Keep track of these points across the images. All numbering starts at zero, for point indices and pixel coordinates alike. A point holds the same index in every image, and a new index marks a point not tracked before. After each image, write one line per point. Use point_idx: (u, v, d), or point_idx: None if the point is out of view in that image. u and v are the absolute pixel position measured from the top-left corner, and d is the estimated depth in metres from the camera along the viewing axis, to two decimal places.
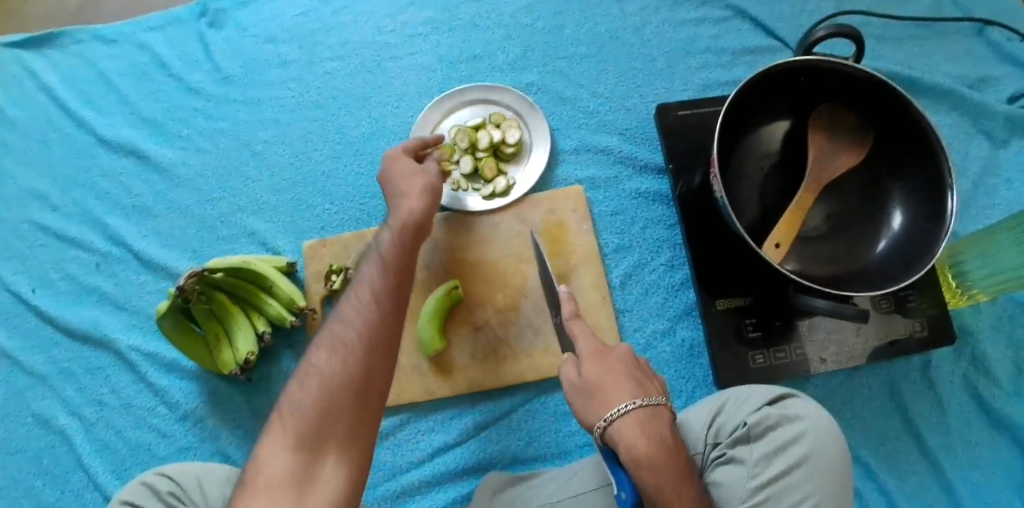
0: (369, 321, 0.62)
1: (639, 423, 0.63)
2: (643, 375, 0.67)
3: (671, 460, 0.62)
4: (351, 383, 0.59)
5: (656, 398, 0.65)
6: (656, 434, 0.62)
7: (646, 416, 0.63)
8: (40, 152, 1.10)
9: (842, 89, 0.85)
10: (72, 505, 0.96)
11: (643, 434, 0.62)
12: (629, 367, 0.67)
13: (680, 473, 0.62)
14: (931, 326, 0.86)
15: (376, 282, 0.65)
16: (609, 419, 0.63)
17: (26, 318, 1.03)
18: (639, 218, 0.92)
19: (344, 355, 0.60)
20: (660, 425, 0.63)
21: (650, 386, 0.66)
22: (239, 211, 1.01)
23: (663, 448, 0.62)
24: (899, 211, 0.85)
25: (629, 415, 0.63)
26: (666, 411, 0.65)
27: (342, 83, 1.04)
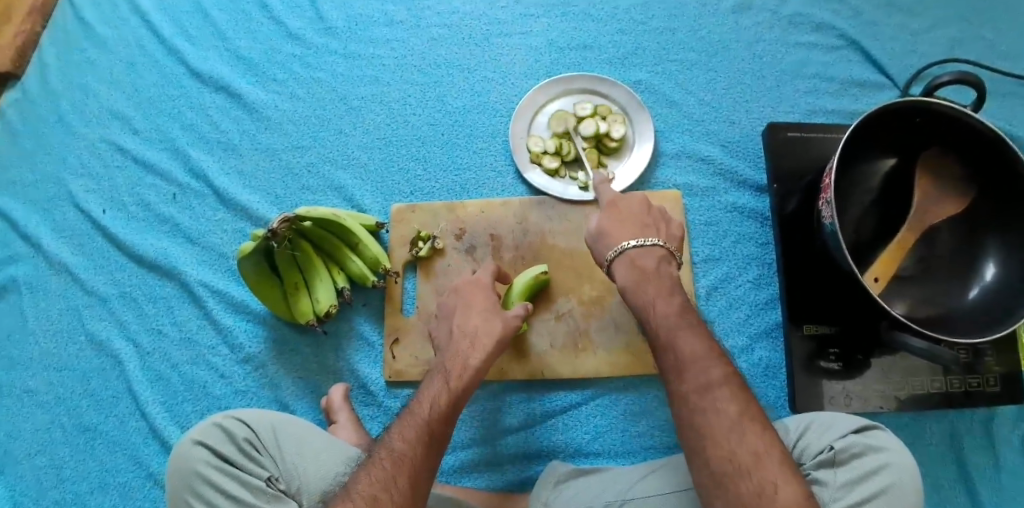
0: (426, 429, 0.65)
1: (631, 260, 0.70)
2: (652, 222, 0.74)
3: (650, 285, 0.68)
4: (397, 490, 0.60)
5: (654, 240, 0.71)
6: (645, 266, 0.70)
7: (639, 253, 0.70)
8: (127, 73, 1.09)
9: (957, 136, 0.84)
10: (118, 431, 0.94)
11: (630, 267, 0.70)
12: (638, 215, 0.74)
13: (666, 292, 0.68)
14: (1004, 382, 0.85)
15: (422, 416, 0.66)
16: (614, 253, 0.71)
17: (93, 237, 1.02)
18: (732, 233, 0.93)
19: (378, 498, 0.59)
20: (651, 258, 0.70)
21: (652, 231, 0.72)
22: (328, 162, 1.00)
23: (646, 276, 0.69)
24: (993, 266, 0.83)
25: (628, 252, 0.71)
26: (666, 253, 0.71)
27: (447, 52, 1.04)
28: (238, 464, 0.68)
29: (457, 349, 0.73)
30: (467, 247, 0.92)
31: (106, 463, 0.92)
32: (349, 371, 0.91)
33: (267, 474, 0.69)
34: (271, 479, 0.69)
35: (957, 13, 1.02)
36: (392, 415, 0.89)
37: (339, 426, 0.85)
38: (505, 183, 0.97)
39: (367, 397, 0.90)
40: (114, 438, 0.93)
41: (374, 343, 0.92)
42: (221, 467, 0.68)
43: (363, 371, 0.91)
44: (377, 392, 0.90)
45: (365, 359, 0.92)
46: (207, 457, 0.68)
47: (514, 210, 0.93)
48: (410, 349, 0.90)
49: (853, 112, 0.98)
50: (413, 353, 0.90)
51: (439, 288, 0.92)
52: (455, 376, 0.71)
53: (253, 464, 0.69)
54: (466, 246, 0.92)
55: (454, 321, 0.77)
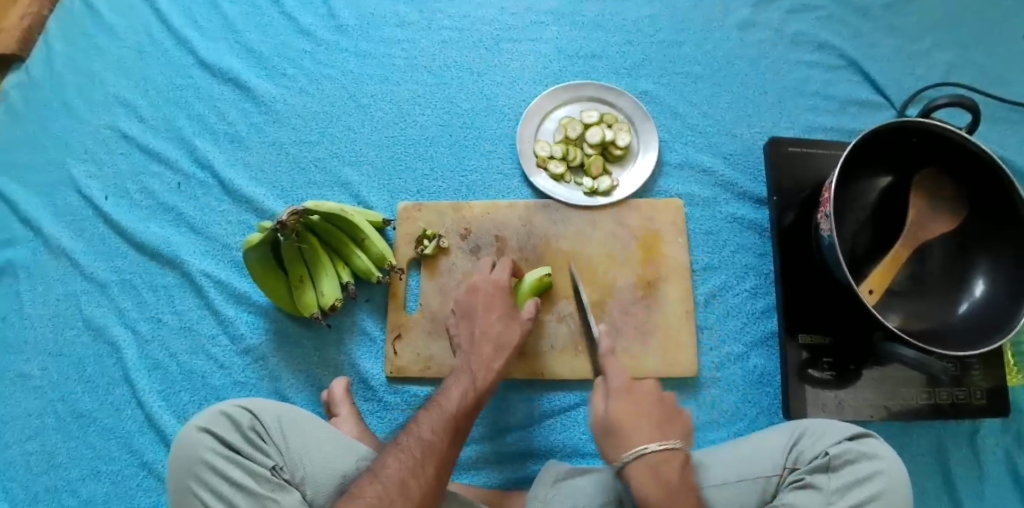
0: (451, 422, 0.71)
1: (652, 467, 0.69)
2: (667, 415, 0.74)
3: (674, 501, 0.68)
4: (422, 476, 0.65)
5: (673, 443, 0.71)
6: (665, 476, 0.69)
7: (658, 460, 0.69)
8: (136, 61, 1.09)
9: (952, 156, 0.87)
10: (112, 418, 0.93)
11: (651, 477, 0.69)
12: (655, 417, 0.73)
13: (689, 504, 0.68)
14: (990, 396, 0.87)
15: (449, 410, 0.72)
16: (630, 457, 0.70)
17: (95, 223, 1.02)
18: (731, 242, 0.95)
19: (407, 482, 0.64)
20: (671, 468, 0.69)
21: (670, 431, 0.72)
22: (335, 158, 1.01)
23: (668, 490, 0.68)
24: (982, 282, 0.86)
25: (646, 457, 0.69)
26: (683, 455, 0.71)
27: (457, 54, 1.05)
28: (244, 452, 0.69)
29: (480, 352, 0.80)
30: (472, 247, 0.94)
31: (99, 451, 0.92)
32: (350, 366, 0.92)
33: (272, 462, 0.69)
34: (275, 468, 0.69)
35: (953, 39, 1.05)
36: (392, 410, 0.90)
37: (340, 419, 0.85)
38: (511, 185, 0.98)
39: (367, 391, 0.91)
40: (108, 425, 0.93)
41: (375, 339, 0.93)
42: (227, 455, 0.69)
43: (363, 366, 0.92)
44: (377, 387, 0.91)
45: (366, 354, 0.92)
46: (213, 445, 0.69)
47: (519, 213, 0.94)
48: (412, 346, 0.91)
49: (851, 130, 1.01)
50: (415, 350, 0.91)
51: (442, 286, 0.93)
52: (479, 377, 0.77)
53: (258, 452, 0.70)
54: (471, 246, 0.94)
55: (475, 324, 0.83)
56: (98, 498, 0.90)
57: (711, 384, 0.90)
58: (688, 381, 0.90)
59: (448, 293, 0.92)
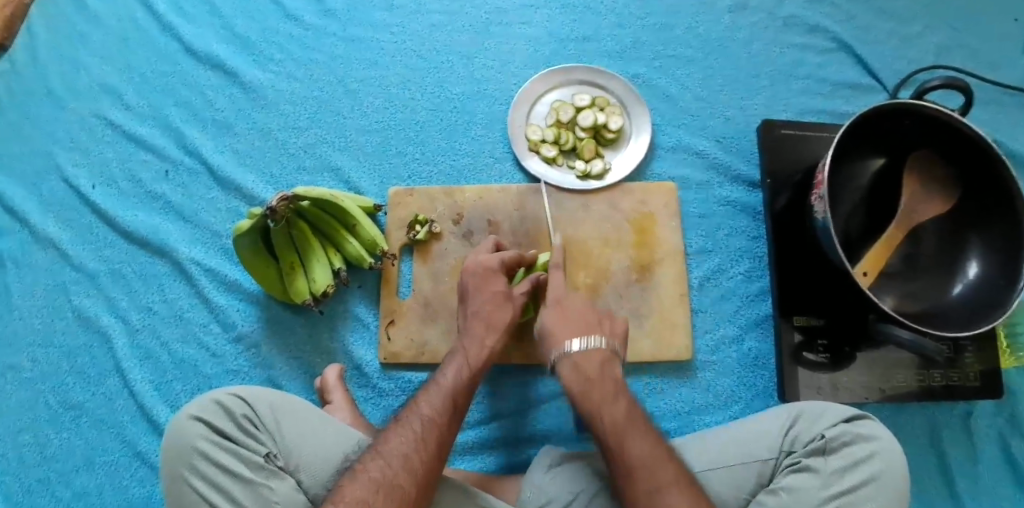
0: (449, 397, 0.72)
1: (575, 364, 0.73)
2: (598, 320, 0.76)
3: (595, 391, 0.70)
4: (424, 448, 0.67)
5: (597, 340, 0.74)
6: (589, 372, 0.72)
7: (581, 358, 0.73)
8: (120, 48, 1.08)
9: (944, 138, 0.86)
10: (103, 408, 0.92)
11: (574, 373, 0.72)
12: (582, 314, 0.76)
13: (610, 394, 0.70)
14: (983, 376, 0.87)
15: (448, 387, 0.73)
16: (558, 357, 0.74)
17: (83, 213, 1.01)
18: (725, 226, 0.95)
19: (410, 457, 0.66)
20: (593, 362, 0.72)
21: (597, 329, 0.75)
22: (326, 144, 1.00)
23: (591, 383, 0.71)
24: (975, 264, 0.86)
25: (570, 355, 0.73)
26: (609, 354, 0.74)
27: (447, 38, 1.04)
28: (237, 439, 0.68)
29: (474, 332, 0.78)
30: (465, 232, 0.93)
31: (91, 441, 0.91)
32: (343, 352, 0.91)
33: (265, 449, 0.69)
34: (269, 455, 0.69)
35: (945, 21, 1.05)
36: (387, 396, 0.89)
37: (333, 407, 0.84)
38: (503, 170, 0.97)
39: (361, 378, 0.90)
40: (100, 416, 0.92)
41: (368, 325, 0.92)
42: (219, 442, 0.68)
43: (357, 353, 0.91)
44: (372, 374, 0.90)
45: (360, 340, 0.92)
46: (205, 433, 0.68)
47: (512, 197, 0.94)
48: (405, 332, 0.91)
49: (844, 113, 1.01)
50: (408, 336, 0.90)
51: (435, 272, 0.92)
52: (472, 353, 0.76)
53: (251, 439, 0.69)
54: (463, 231, 0.93)
55: (468, 305, 0.81)
56: (92, 489, 0.89)
57: (707, 367, 0.89)
58: (683, 364, 0.89)
59: (441, 279, 0.92)
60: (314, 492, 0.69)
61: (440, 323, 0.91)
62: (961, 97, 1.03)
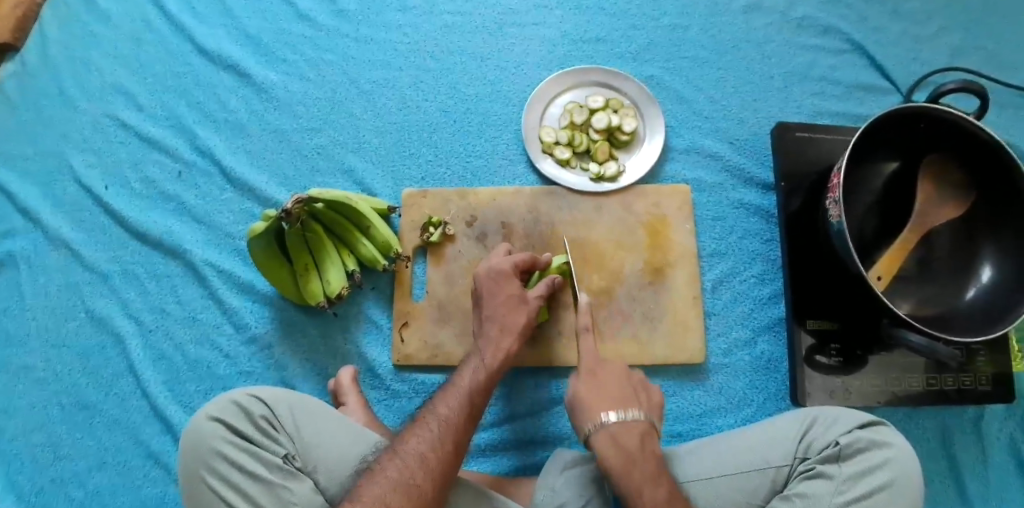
0: (465, 398, 0.72)
1: (612, 436, 0.71)
2: (634, 392, 0.76)
3: (635, 471, 0.68)
4: (441, 447, 0.67)
5: (635, 414, 0.73)
6: (627, 447, 0.70)
7: (619, 430, 0.71)
8: (133, 48, 1.07)
9: (959, 141, 0.86)
10: (117, 409, 0.92)
11: (614, 447, 0.70)
12: (618, 380, 0.76)
13: (649, 480, 0.67)
14: (995, 381, 0.88)
15: (465, 388, 0.73)
16: (593, 430, 0.72)
17: (96, 213, 1.01)
18: (738, 228, 0.95)
19: (427, 456, 0.66)
20: (631, 436, 0.71)
21: (634, 402, 0.74)
22: (339, 145, 1.00)
23: (631, 459, 0.69)
24: (989, 268, 0.86)
25: (607, 427, 0.72)
26: (647, 427, 0.73)
27: (460, 39, 1.04)
28: (256, 440, 0.69)
29: (491, 334, 0.79)
30: (478, 234, 0.93)
31: (104, 442, 0.91)
32: (357, 354, 0.92)
33: (284, 450, 0.69)
34: (287, 456, 0.69)
35: (960, 23, 1.04)
36: (401, 398, 0.90)
37: (348, 409, 0.85)
38: (517, 171, 0.97)
39: (375, 380, 0.90)
40: (114, 416, 0.92)
41: (382, 327, 0.92)
42: (238, 443, 0.68)
43: (370, 354, 0.91)
44: (385, 376, 0.90)
45: (373, 342, 0.92)
46: (223, 433, 0.68)
47: (526, 199, 0.94)
48: (418, 333, 0.91)
49: (858, 115, 1.00)
50: (422, 338, 0.91)
51: (449, 274, 0.92)
52: (490, 355, 0.77)
53: (270, 440, 0.69)
54: (477, 233, 0.93)
55: (483, 309, 0.81)
56: (105, 490, 0.89)
57: (719, 370, 0.90)
58: (695, 367, 0.90)
59: (455, 281, 0.92)
60: (332, 493, 0.70)
61: (454, 325, 0.91)
62: (976, 101, 1.03)
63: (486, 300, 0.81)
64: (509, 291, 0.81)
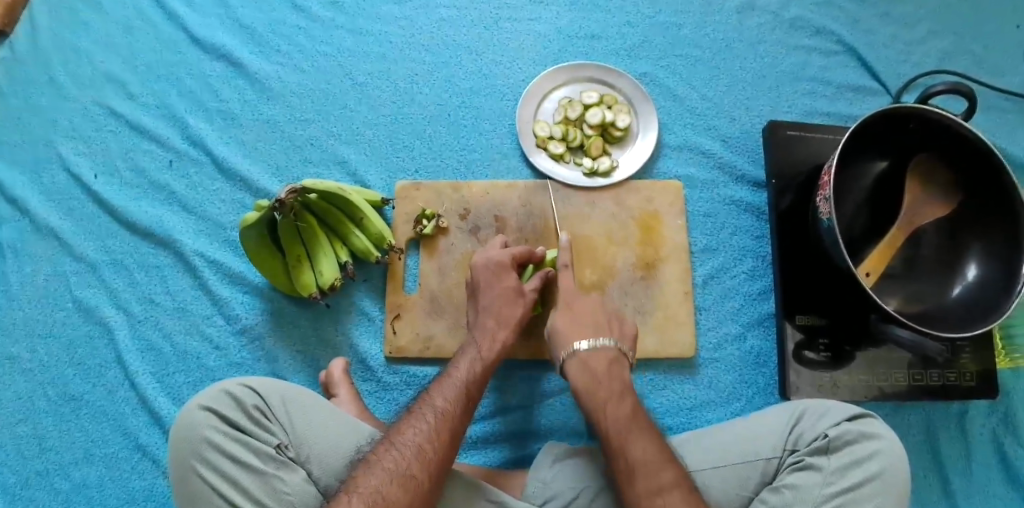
0: (461, 389, 0.72)
1: (583, 362, 0.76)
2: (607, 321, 0.80)
3: (601, 388, 0.73)
4: (437, 438, 0.67)
5: (604, 341, 0.77)
6: (595, 369, 0.75)
7: (589, 354, 0.76)
8: (124, 37, 1.07)
9: (947, 142, 0.87)
10: (104, 400, 0.91)
11: (582, 368, 0.75)
12: (596, 312, 0.81)
13: (616, 391, 0.72)
14: (979, 377, 0.89)
15: (460, 379, 0.73)
16: (566, 355, 0.77)
17: (84, 203, 1.00)
18: (729, 225, 0.96)
19: (423, 448, 0.66)
20: (600, 360, 0.75)
21: (605, 330, 0.79)
22: (332, 137, 1.00)
23: (596, 378, 0.74)
24: (974, 267, 0.87)
25: (579, 354, 0.76)
26: (617, 354, 0.77)
27: (455, 33, 1.04)
28: (248, 430, 0.68)
29: (484, 328, 0.79)
30: (471, 227, 0.93)
31: (91, 433, 0.90)
32: (348, 346, 0.91)
33: (276, 440, 0.69)
34: (280, 446, 0.69)
35: (947, 27, 1.06)
36: (393, 391, 0.89)
37: (340, 400, 0.84)
38: (510, 165, 0.98)
39: (366, 372, 0.90)
40: (101, 407, 0.91)
41: (374, 319, 0.92)
42: (229, 432, 0.68)
43: (362, 346, 0.91)
44: (377, 368, 0.90)
45: (365, 334, 0.92)
46: (216, 423, 0.68)
47: (520, 193, 0.94)
48: (410, 326, 0.91)
49: (847, 115, 1.02)
50: (414, 330, 0.91)
51: (442, 266, 0.92)
52: (485, 348, 0.77)
53: (262, 430, 0.69)
54: (470, 226, 0.93)
55: (480, 300, 0.81)
56: (91, 481, 0.88)
57: (710, 365, 0.90)
58: (686, 362, 0.90)
59: (447, 273, 0.92)
60: (325, 483, 0.69)
61: (446, 318, 0.91)
62: (962, 103, 1.04)
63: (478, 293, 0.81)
64: (501, 284, 0.81)
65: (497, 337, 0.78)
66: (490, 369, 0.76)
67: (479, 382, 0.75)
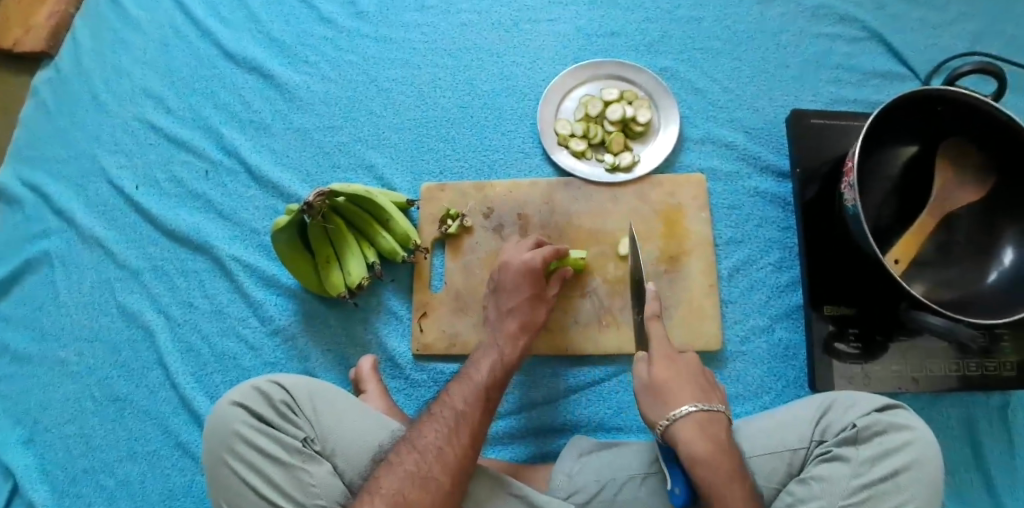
0: (481, 393, 0.73)
1: (698, 426, 0.67)
2: (708, 387, 0.72)
3: (723, 463, 0.65)
4: (458, 442, 0.68)
5: (716, 407, 0.69)
6: (716, 439, 0.67)
7: (704, 420, 0.68)
8: (161, 53, 1.12)
9: (978, 124, 0.85)
10: (147, 400, 0.95)
11: (699, 435, 0.67)
12: (696, 375, 0.73)
13: (735, 473, 0.65)
14: (1020, 368, 0.85)
15: (479, 381, 0.74)
16: (671, 419, 0.68)
17: (126, 212, 1.04)
18: (755, 216, 0.95)
19: (444, 450, 0.67)
20: (718, 430, 0.67)
21: (714, 395, 0.71)
22: (358, 142, 1.03)
23: (718, 449, 0.66)
24: (1011, 251, 0.84)
25: (690, 418, 0.68)
26: (727, 420, 0.70)
27: (476, 37, 1.06)
28: (276, 424, 0.71)
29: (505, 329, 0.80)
30: (495, 225, 0.95)
31: (135, 432, 0.94)
32: (377, 344, 0.93)
33: (303, 434, 0.71)
34: (306, 440, 0.71)
35: (978, 9, 1.03)
36: (421, 387, 0.91)
37: (368, 396, 0.86)
38: (532, 164, 0.99)
39: (395, 370, 0.92)
40: (144, 407, 0.95)
41: (402, 317, 0.94)
42: (258, 427, 0.70)
43: (391, 344, 0.93)
44: (405, 365, 0.92)
45: (393, 332, 0.94)
46: (245, 418, 0.70)
47: (542, 191, 0.95)
48: (437, 323, 0.92)
49: (874, 102, 1.00)
50: (441, 327, 0.92)
51: (467, 265, 0.94)
52: (504, 350, 0.78)
53: (290, 424, 0.71)
54: (494, 224, 0.95)
55: (501, 297, 0.83)
56: (135, 477, 0.92)
57: (737, 358, 0.90)
58: (712, 355, 0.90)
59: (473, 271, 0.93)
60: (349, 477, 0.72)
61: (472, 315, 0.92)
62: (995, 84, 1.01)
63: (502, 290, 0.83)
64: (524, 281, 0.82)
65: (514, 339, 0.79)
66: (510, 371, 0.77)
67: (498, 383, 0.76)
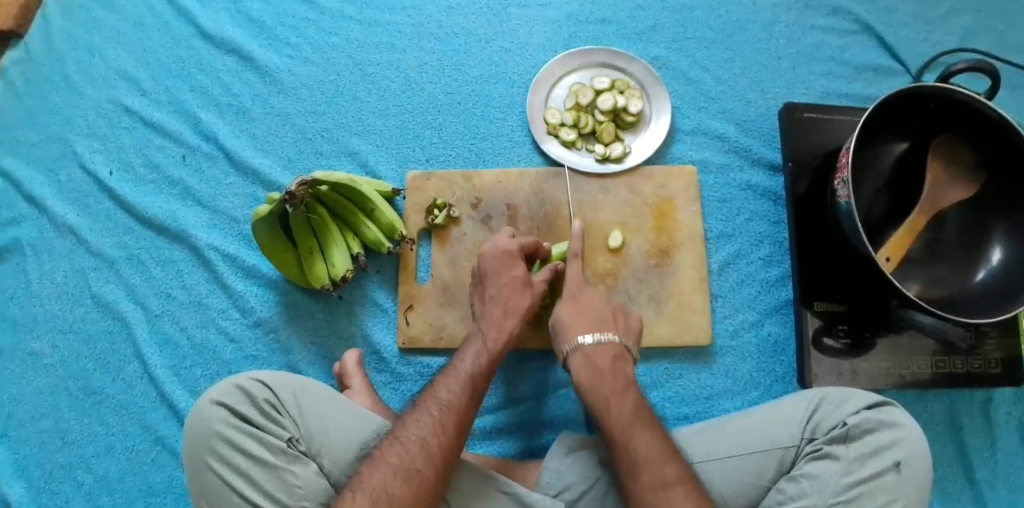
0: (467, 384, 0.71)
1: (585, 356, 0.73)
2: (613, 319, 0.77)
3: (604, 384, 0.71)
4: (442, 432, 0.67)
5: (609, 336, 0.75)
6: (600, 365, 0.73)
7: (594, 350, 0.73)
8: (136, 33, 1.07)
9: (969, 123, 0.85)
10: (124, 394, 0.92)
11: (585, 365, 0.73)
12: (599, 311, 0.77)
13: (619, 389, 0.70)
14: (1005, 365, 0.86)
15: (466, 372, 0.72)
16: (569, 349, 0.74)
17: (100, 199, 1.00)
18: (746, 210, 0.94)
19: (428, 442, 0.66)
20: (603, 354, 0.73)
21: (609, 325, 0.76)
22: (342, 128, 1.00)
23: (601, 374, 0.72)
24: (999, 249, 0.85)
25: (582, 349, 0.74)
26: (620, 348, 0.74)
27: (465, 21, 1.03)
28: (259, 424, 0.69)
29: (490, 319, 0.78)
30: (482, 216, 0.93)
31: (112, 427, 0.91)
32: (362, 337, 0.91)
33: (287, 434, 0.69)
34: (291, 440, 0.69)
35: (970, 4, 1.03)
36: (407, 381, 0.90)
37: (353, 390, 0.84)
38: (521, 153, 0.97)
39: (380, 363, 0.90)
40: (120, 401, 0.92)
41: (387, 309, 0.92)
42: (241, 427, 0.68)
43: (375, 337, 0.91)
44: (391, 359, 0.90)
45: (378, 325, 0.92)
46: (227, 417, 0.68)
47: (531, 181, 0.93)
48: (424, 316, 0.90)
49: (867, 96, 0.99)
50: (427, 320, 0.90)
51: (453, 256, 0.92)
52: (491, 339, 0.76)
53: (274, 424, 0.69)
54: (482, 215, 0.93)
55: (486, 290, 0.80)
56: (113, 474, 0.89)
57: (726, 353, 0.89)
58: (702, 350, 0.89)
59: (460, 263, 0.91)
60: (335, 478, 0.70)
61: (459, 307, 0.90)
62: (985, 81, 1.01)
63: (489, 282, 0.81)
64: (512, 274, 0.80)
65: (501, 328, 0.77)
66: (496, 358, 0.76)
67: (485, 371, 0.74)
